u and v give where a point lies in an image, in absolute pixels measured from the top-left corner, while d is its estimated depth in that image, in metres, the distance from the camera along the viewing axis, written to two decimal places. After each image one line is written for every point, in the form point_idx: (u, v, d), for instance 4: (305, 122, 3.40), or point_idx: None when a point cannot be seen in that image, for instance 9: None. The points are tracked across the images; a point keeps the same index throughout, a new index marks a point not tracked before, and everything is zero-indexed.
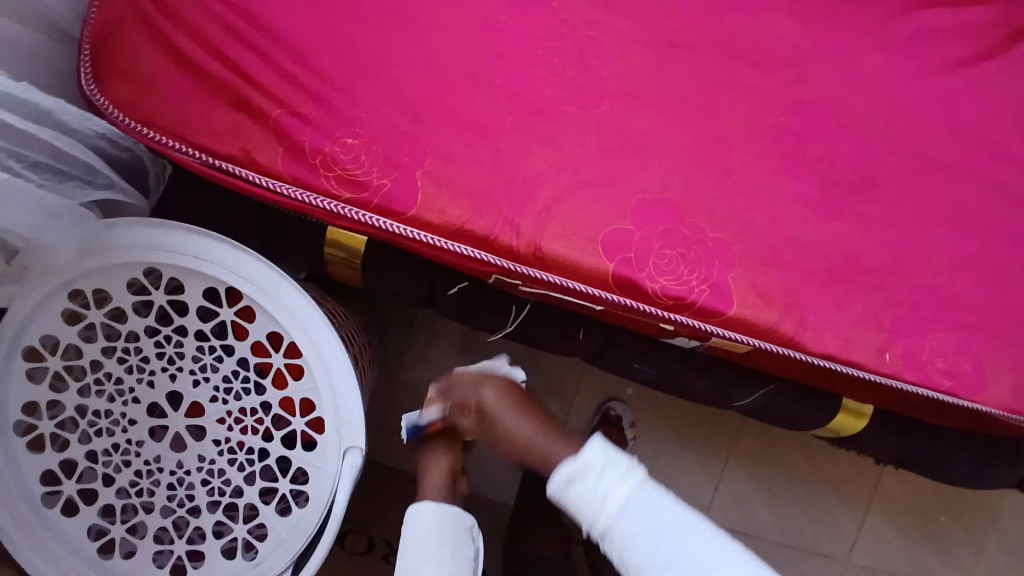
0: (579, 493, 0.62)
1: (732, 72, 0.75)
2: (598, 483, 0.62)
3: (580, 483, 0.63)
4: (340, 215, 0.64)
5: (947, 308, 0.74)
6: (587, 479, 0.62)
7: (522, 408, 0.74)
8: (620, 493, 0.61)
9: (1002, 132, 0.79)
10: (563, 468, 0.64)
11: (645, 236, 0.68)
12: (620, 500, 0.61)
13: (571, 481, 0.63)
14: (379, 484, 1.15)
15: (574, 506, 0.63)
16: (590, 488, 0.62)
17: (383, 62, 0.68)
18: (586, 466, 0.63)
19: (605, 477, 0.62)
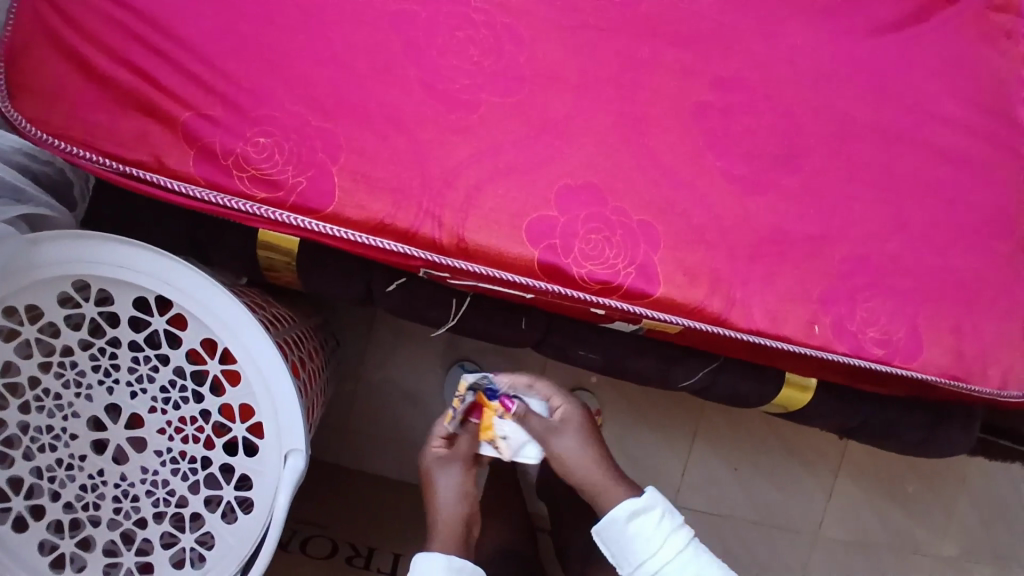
0: (639, 531, 0.71)
1: (649, 53, 0.75)
2: (657, 535, 0.70)
3: (644, 520, 0.71)
4: (258, 216, 0.64)
5: (875, 276, 0.75)
6: (648, 518, 0.71)
7: (587, 435, 0.77)
8: (673, 547, 0.70)
9: (918, 100, 0.80)
10: (626, 503, 0.72)
11: (569, 221, 0.68)
12: (676, 546, 0.70)
13: (634, 515, 0.71)
14: (346, 487, 1.16)
15: (630, 540, 0.71)
16: (648, 540, 0.70)
17: (294, 59, 0.67)
18: (647, 509, 0.72)
19: (662, 528, 0.71)
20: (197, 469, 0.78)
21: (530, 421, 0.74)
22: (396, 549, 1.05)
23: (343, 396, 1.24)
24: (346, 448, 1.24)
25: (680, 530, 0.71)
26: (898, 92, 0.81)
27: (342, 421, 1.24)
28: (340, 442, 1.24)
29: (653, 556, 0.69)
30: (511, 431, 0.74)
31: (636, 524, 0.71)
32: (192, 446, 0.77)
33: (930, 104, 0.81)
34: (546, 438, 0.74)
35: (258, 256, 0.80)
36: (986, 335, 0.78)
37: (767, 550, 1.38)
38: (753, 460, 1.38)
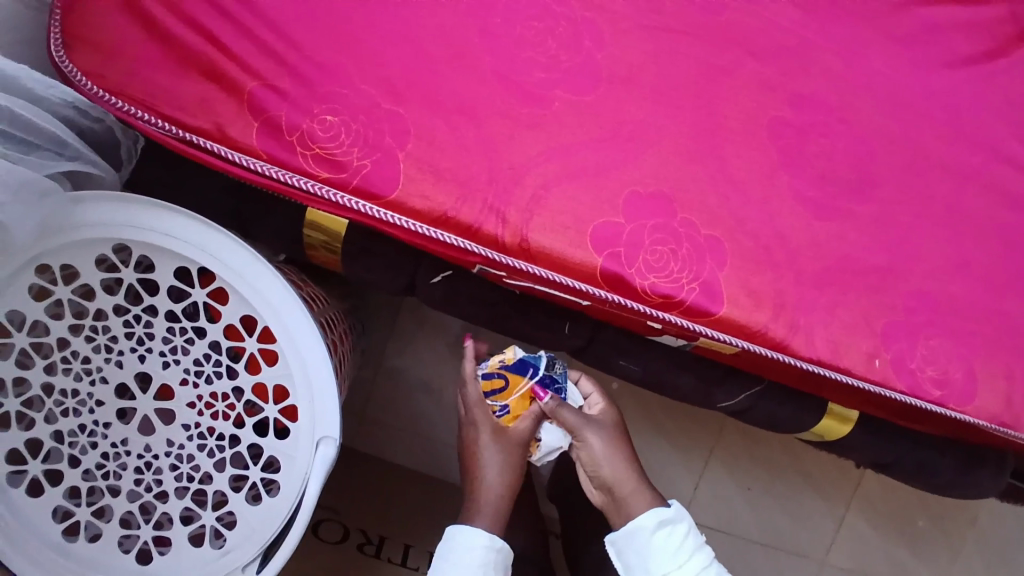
0: (662, 542, 0.73)
1: (729, 63, 0.72)
2: (677, 550, 0.73)
3: (668, 533, 0.74)
4: (317, 196, 0.61)
5: (939, 315, 0.73)
6: (674, 531, 0.74)
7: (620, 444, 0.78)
8: (691, 564, 0.73)
9: (997, 137, 0.78)
10: (655, 513, 0.74)
11: (635, 230, 0.66)
12: (697, 562, 0.73)
13: (661, 526, 0.74)
14: (358, 471, 1.14)
15: (655, 548, 0.73)
16: (669, 553, 0.73)
17: (367, 37, 0.65)
18: (674, 521, 0.74)
19: (683, 545, 0.73)
20: (224, 447, 0.76)
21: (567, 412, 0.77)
22: (407, 539, 1.03)
23: (362, 379, 1.22)
24: (360, 433, 1.22)
25: (697, 548, 0.74)
26: (978, 126, 0.78)
27: (358, 405, 1.22)
28: (356, 426, 1.22)
29: (671, 570, 0.72)
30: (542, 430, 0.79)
31: (660, 533, 0.74)
32: (222, 423, 0.75)
33: (1009, 142, 0.78)
34: (585, 428, 0.77)
35: (303, 234, 0.77)
36: None
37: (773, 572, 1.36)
38: (767, 481, 1.36)
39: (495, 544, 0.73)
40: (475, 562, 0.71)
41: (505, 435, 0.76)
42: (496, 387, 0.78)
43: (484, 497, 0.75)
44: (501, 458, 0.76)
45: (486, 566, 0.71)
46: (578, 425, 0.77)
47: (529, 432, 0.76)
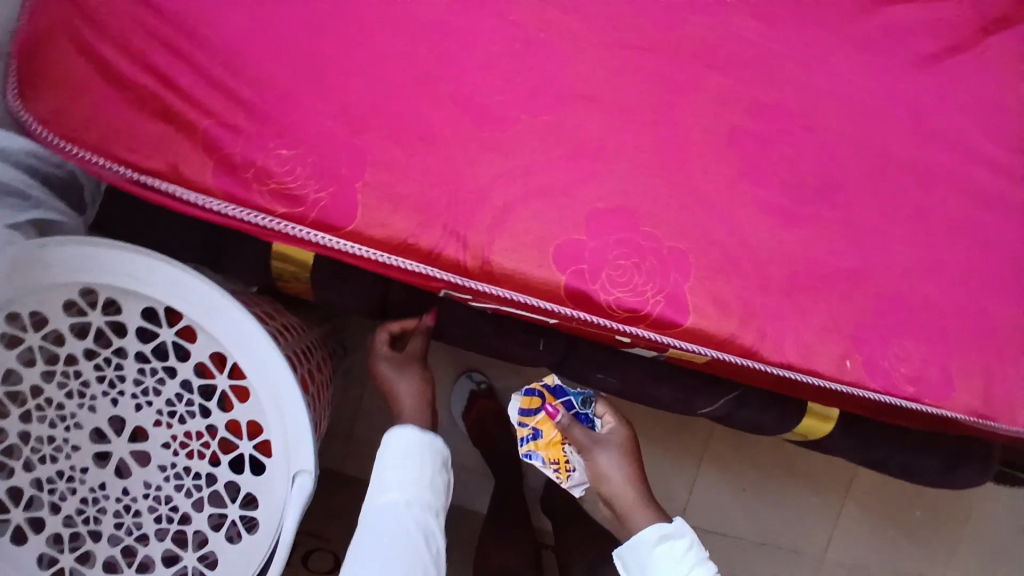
0: (665, 555, 0.73)
1: (688, 75, 0.72)
2: (679, 564, 0.73)
3: (671, 546, 0.74)
4: (276, 232, 0.62)
5: (910, 313, 0.73)
6: (676, 545, 0.73)
7: (629, 462, 0.79)
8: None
9: (958, 134, 0.78)
10: (656, 527, 0.75)
11: (599, 247, 0.65)
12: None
13: (663, 539, 0.74)
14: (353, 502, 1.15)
15: (658, 561, 0.73)
16: (671, 566, 0.73)
17: (321, 70, 0.65)
18: (677, 536, 0.74)
19: (685, 559, 0.73)
20: (201, 487, 0.76)
21: (577, 431, 0.77)
22: None
23: (348, 402, 1.21)
24: (349, 456, 1.22)
25: (699, 562, 0.73)
26: (939, 123, 0.78)
27: (347, 428, 1.21)
28: (343, 449, 1.21)
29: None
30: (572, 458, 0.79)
31: (663, 547, 0.74)
32: (196, 463, 0.75)
33: (971, 138, 0.79)
34: (592, 446, 0.78)
35: (272, 265, 0.77)
36: (1016, 378, 0.76)
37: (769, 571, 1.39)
38: (761, 483, 1.37)
39: (427, 436, 0.75)
40: (410, 449, 0.73)
41: (405, 355, 0.82)
42: (533, 408, 0.78)
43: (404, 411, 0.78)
44: (408, 379, 0.81)
45: (423, 453, 0.74)
46: (586, 443, 0.78)
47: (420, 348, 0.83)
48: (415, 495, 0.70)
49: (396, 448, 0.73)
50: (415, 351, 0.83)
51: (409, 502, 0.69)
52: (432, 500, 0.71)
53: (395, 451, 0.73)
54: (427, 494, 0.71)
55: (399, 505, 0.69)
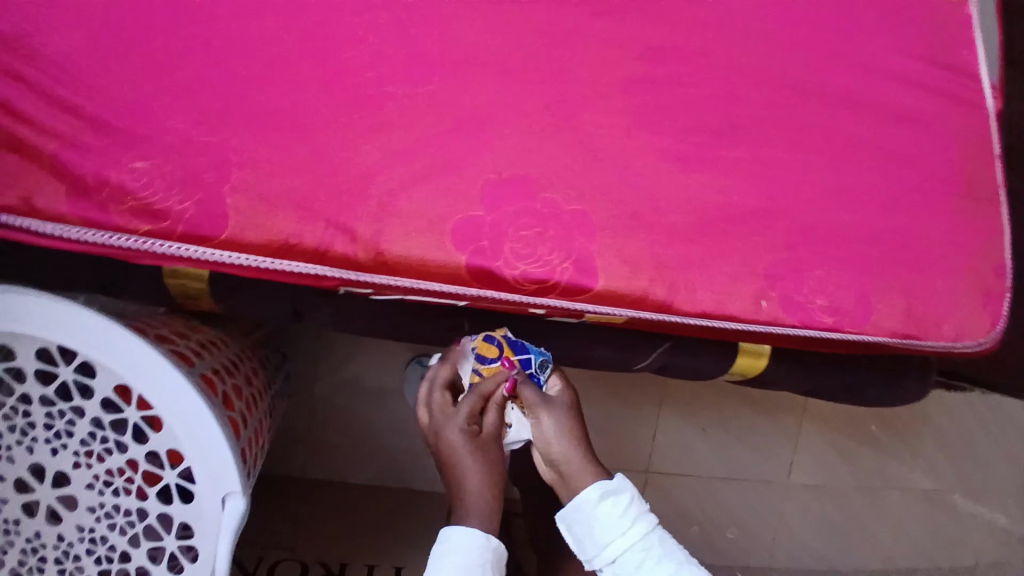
0: (608, 514, 0.70)
1: (571, 25, 0.68)
2: (621, 521, 0.70)
3: (612, 503, 0.70)
4: (147, 251, 0.58)
5: (824, 242, 0.72)
6: (617, 501, 0.70)
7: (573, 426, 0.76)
8: (634, 532, 0.69)
9: (854, 53, 0.77)
10: (598, 485, 0.71)
11: (497, 220, 0.63)
12: (639, 530, 0.69)
13: (605, 497, 0.71)
14: (323, 506, 1.16)
15: (602, 522, 0.70)
16: (613, 523, 0.70)
17: (170, 69, 0.60)
18: (618, 492, 0.71)
19: (626, 515, 0.70)
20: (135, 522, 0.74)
21: (527, 388, 0.75)
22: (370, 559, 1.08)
23: (301, 407, 1.20)
24: (308, 461, 1.21)
25: (640, 516, 0.71)
26: (833, 46, 0.77)
27: (307, 434, 1.21)
28: (304, 453, 1.20)
29: (614, 540, 0.69)
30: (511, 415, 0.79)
31: (605, 505, 0.71)
32: (123, 500, 0.72)
33: (866, 56, 0.77)
34: (540, 408, 0.75)
35: (169, 284, 0.75)
36: (934, 292, 0.77)
37: (740, 503, 1.47)
38: (720, 423, 1.44)
39: (490, 542, 0.68)
40: (471, 560, 0.66)
41: (476, 431, 0.74)
42: (488, 355, 0.76)
43: (469, 497, 0.70)
44: (484, 456, 0.73)
45: (485, 565, 0.66)
46: (535, 406, 0.76)
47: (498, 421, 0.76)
48: None
49: (455, 566, 0.65)
50: (494, 426, 0.75)
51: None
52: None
53: (456, 552, 0.66)
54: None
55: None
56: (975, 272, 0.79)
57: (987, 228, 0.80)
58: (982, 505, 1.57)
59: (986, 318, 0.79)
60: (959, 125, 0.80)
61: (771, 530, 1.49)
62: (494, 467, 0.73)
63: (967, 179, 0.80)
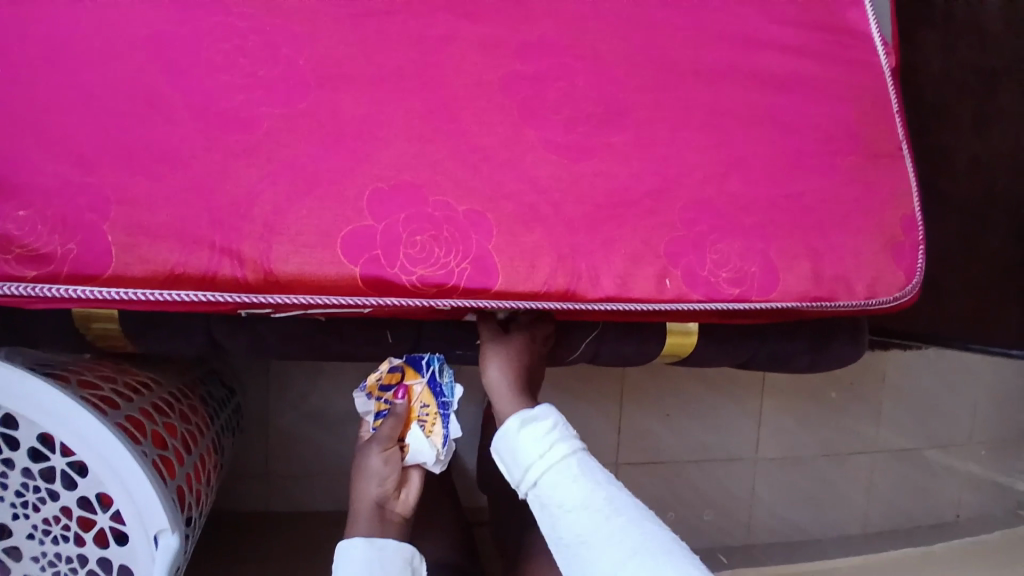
0: (526, 436, 0.68)
1: (446, 31, 0.70)
2: (539, 441, 0.67)
3: (529, 430, 0.69)
4: (37, 296, 0.58)
5: (720, 216, 0.74)
6: (534, 426, 0.69)
7: (509, 360, 0.77)
8: (553, 454, 0.67)
9: (730, 33, 0.80)
10: (518, 415, 0.71)
11: (388, 228, 0.63)
12: (559, 451, 0.66)
13: (524, 424, 0.69)
14: (290, 538, 1.17)
15: (520, 446, 0.68)
16: (532, 445, 0.68)
17: (40, 113, 0.60)
18: (536, 418, 0.69)
19: (546, 437, 0.68)
20: (77, 567, 0.74)
21: (481, 321, 0.79)
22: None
23: (260, 438, 1.23)
24: (272, 489, 1.24)
25: (564, 444, 0.68)
26: (711, 26, 0.79)
27: (270, 468, 1.24)
28: (266, 483, 1.23)
29: (533, 461, 0.67)
30: (411, 435, 0.79)
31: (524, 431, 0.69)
32: (62, 548, 0.72)
33: (742, 35, 0.80)
34: (485, 341, 0.79)
35: (79, 330, 0.75)
36: (838, 253, 0.79)
37: (711, 483, 1.48)
38: (682, 406, 1.45)
39: (376, 542, 0.71)
40: (359, 560, 0.69)
41: (374, 438, 0.77)
42: (393, 382, 0.79)
43: (359, 507, 0.75)
44: (372, 465, 0.76)
45: (373, 563, 0.69)
46: (485, 338, 0.79)
47: (392, 430, 0.77)
48: None
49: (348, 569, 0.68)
50: (392, 434, 0.77)
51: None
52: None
53: (347, 563, 0.69)
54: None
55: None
56: (876, 229, 0.81)
57: (883, 186, 0.83)
58: (952, 457, 1.59)
59: (899, 273, 0.81)
60: (840, 90, 0.84)
61: (745, 507, 1.50)
62: (387, 473, 0.76)
63: (855, 141, 0.83)
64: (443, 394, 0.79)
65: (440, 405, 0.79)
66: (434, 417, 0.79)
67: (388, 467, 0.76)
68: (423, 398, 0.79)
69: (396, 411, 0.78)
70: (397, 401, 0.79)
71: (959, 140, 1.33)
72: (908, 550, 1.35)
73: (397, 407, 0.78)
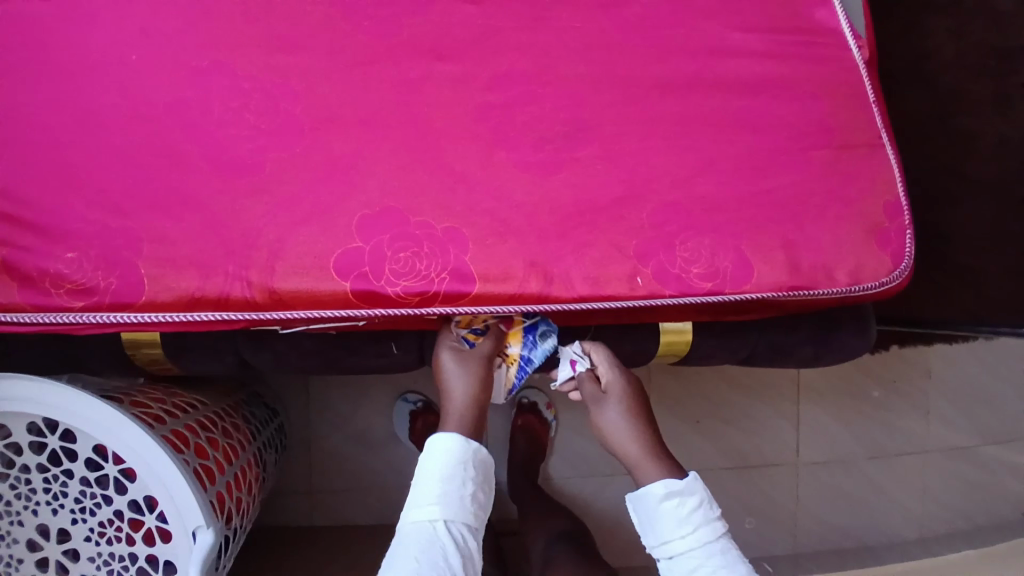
0: (670, 511, 0.69)
1: (422, 71, 0.78)
2: (684, 520, 0.69)
3: (676, 503, 0.69)
4: (86, 323, 0.70)
5: (690, 215, 0.78)
6: (682, 502, 0.69)
7: (635, 415, 0.77)
8: (694, 537, 0.68)
9: (694, 43, 0.84)
10: (663, 482, 0.71)
11: (374, 247, 0.72)
12: (703, 536, 0.68)
13: (669, 495, 0.70)
14: (333, 543, 1.25)
15: (662, 518, 0.70)
16: (673, 523, 0.69)
17: (84, 173, 0.72)
18: (684, 492, 0.70)
19: (691, 516, 0.69)
20: (129, 565, 0.83)
21: (584, 382, 0.80)
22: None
23: (304, 455, 1.33)
24: (318, 502, 1.33)
25: (705, 525, 0.69)
26: (674, 39, 0.84)
27: (315, 482, 1.33)
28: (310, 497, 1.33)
29: (674, 540, 0.69)
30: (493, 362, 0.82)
31: (669, 503, 0.70)
32: (115, 548, 0.80)
33: (706, 44, 0.84)
34: (591, 402, 0.79)
35: (128, 354, 0.87)
36: (817, 242, 0.81)
37: (750, 490, 1.44)
38: (711, 412, 1.44)
39: (471, 441, 0.71)
40: (454, 460, 0.69)
41: (469, 348, 0.79)
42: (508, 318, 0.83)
43: (454, 403, 0.75)
44: (469, 370, 0.77)
45: (468, 464, 0.69)
46: (590, 399, 0.80)
47: (492, 348, 0.80)
48: (468, 488, 0.68)
49: (435, 466, 0.68)
50: (488, 350, 0.79)
51: (448, 520, 0.66)
52: (470, 513, 0.68)
53: (435, 459, 0.69)
54: (470, 515, 0.68)
55: (437, 524, 0.65)
56: (857, 217, 0.82)
57: (864, 174, 0.84)
58: (1019, 454, 1.49)
59: (885, 258, 0.82)
60: (812, 86, 0.85)
61: (790, 512, 1.45)
62: (483, 380, 0.77)
63: (831, 133, 0.84)
64: (536, 342, 0.81)
65: (522, 356, 0.82)
66: (512, 361, 0.81)
67: (486, 377, 0.77)
68: (514, 342, 0.81)
69: (495, 338, 0.80)
70: (496, 330, 0.81)
71: (992, 125, 1.35)
72: (969, 551, 1.28)
73: (495, 331, 0.81)
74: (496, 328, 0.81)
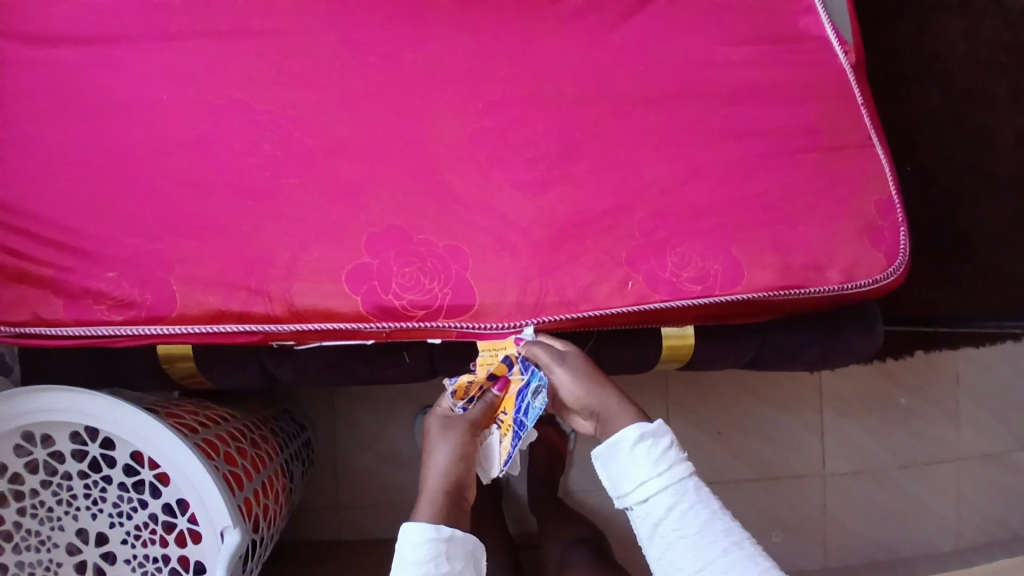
0: (644, 453, 0.65)
1: (422, 99, 0.84)
2: (659, 460, 0.64)
3: (649, 445, 0.65)
4: (123, 335, 0.77)
5: (679, 222, 0.81)
6: (655, 443, 0.65)
7: (590, 379, 0.72)
8: (669, 475, 0.64)
9: (679, 60, 0.88)
10: (635, 426, 0.66)
11: (382, 263, 0.78)
12: (679, 474, 0.64)
13: (642, 439, 0.65)
14: (358, 555, 1.29)
15: (635, 463, 0.65)
16: (647, 463, 0.64)
17: (121, 202, 0.80)
18: (656, 434, 0.66)
19: (666, 457, 0.64)
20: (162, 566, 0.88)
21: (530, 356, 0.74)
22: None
23: (329, 468, 1.38)
24: (344, 514, 1.38)
25: (679, 464, 0.65)
26: (660, 57, 0.88)
27: (341, 494, 1.38)
28: (337, 509, 1.38)
29: (648, 480, 0.64)
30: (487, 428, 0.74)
31: (641, 446, 0.65)
32: (150, 549, 0.86)
33: (691, 60, 0.88)
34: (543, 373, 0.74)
35: (165, 369, 0.94)
36: (808, 243, 0.83)
37: (776, 501, 1.42)
38: (733, 424, 1.42)
39: (443, 532, 0.63)
40: (424, 557, 0.62)
41: (458, 415, 0.73)
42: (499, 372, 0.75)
43: (429, 482, 0.69)
44: (454, 441, 0.71)
45: (440, 558, 0.62)
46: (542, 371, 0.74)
47: (482, 416, 0.73)
48: None
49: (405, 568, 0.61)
50: (478, 419, 0.73)
51: None
52: None
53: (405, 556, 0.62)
54: None
55: None
56: (848, 217, 0.84)
57: (854, 176, 0.86)
58: None
59: (879, 256, 0.83)
60: (798, 94, 0.88)
61: (819, 523, 1.42)
62: (467, 455, 0.71)
63: (818, 137, 0.87)
64: (531, 405, 0.72)
65: (516, 421, 0.73)
66: (507, 428, 0.73)
67: (472, 449, 0.71)
68: (507, 406, 0.74)
69: (488, 406, 0.74)
70: (489, 394, 0.74)
71: (1007, 119, 1.35)
72: (1008, 560, 1.23)
73: (489, 396, 0.74)
74: (489, 392, 0.74)
